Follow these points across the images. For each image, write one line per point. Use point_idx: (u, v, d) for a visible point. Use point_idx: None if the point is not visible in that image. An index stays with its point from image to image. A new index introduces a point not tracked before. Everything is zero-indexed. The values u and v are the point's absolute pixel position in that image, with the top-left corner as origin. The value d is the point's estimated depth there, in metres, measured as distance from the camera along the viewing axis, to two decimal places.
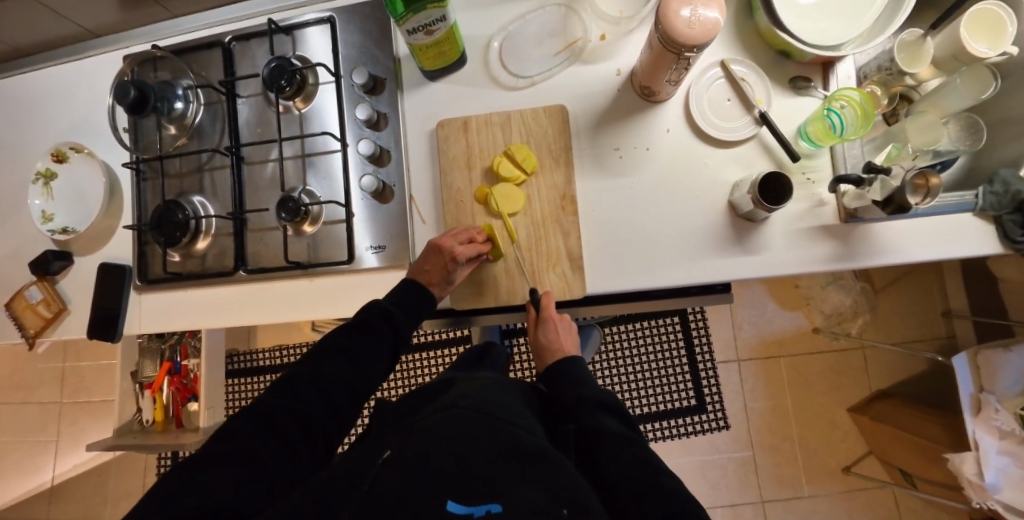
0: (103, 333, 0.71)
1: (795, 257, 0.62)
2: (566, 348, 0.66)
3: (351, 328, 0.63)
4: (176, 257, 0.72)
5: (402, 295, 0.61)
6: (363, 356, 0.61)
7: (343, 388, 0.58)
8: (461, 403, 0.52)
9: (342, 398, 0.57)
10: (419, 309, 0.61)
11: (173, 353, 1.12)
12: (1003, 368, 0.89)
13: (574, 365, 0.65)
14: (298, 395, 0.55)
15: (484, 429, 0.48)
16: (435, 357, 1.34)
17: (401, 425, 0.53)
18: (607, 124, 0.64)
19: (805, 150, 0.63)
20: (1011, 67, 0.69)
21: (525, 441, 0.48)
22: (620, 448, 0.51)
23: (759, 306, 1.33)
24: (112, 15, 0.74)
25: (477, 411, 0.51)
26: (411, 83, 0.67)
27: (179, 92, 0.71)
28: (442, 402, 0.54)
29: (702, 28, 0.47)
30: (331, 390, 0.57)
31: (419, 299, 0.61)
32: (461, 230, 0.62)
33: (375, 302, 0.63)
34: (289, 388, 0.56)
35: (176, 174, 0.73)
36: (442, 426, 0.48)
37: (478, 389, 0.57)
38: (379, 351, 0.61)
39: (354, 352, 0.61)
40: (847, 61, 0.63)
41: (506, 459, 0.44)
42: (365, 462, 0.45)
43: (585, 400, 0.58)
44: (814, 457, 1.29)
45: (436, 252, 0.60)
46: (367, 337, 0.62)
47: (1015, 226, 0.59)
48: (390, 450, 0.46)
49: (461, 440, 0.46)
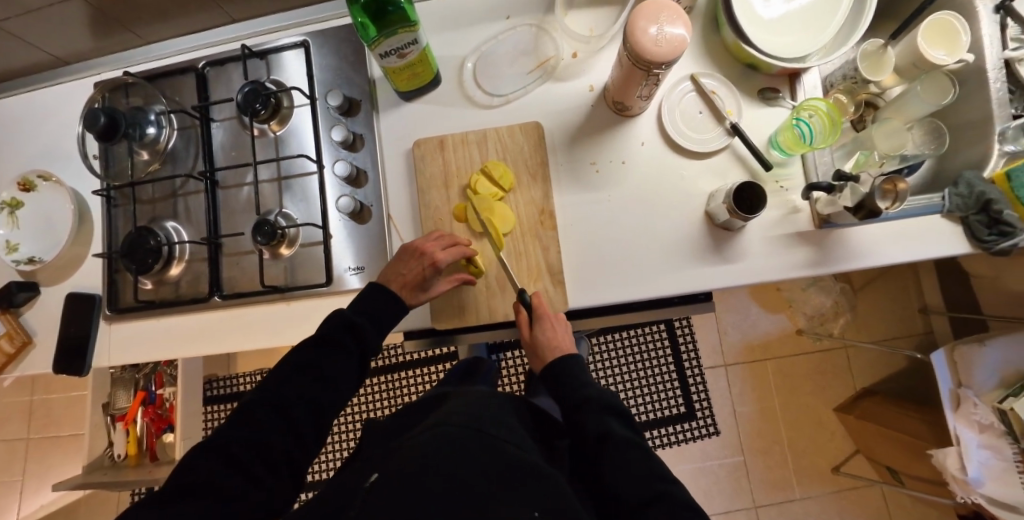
0: (69, 367, 0.69)
1: (774, 263, 0.63)
2: (567, 346, 0.62)
3: (311, 343, 0.58)
4: (148, 285, 0.70)
5: (366, 299, 0.59)
6: (322, 372, 0.56)
7: (302, 407, 0.54)
8: (450, 420, 0.50)
9: (306, 420, 0.54)
10: (388, 313, 0.59)
11: (147, 382, 1.08)
12: (977, 362, 0.92)
13: (571, 364, 0.61)
14: (252, 421, 0.52)
15: (476, 447, 0.46)
16: (421, 374, 1.36)
17: (378, 452, 0.51)
18: (583, 140, 0.64)
19: (777, 159, 0.64)
20: (966, 74, 0.71)
21: (517, 456, 0.47)
22: (637, 471, 0.50)
23: (743, 310, 1.34)
24: (84, 42, 0.73)
25: (472, 427, 0.49)
26: (385, 102, 0.67)
27: (151, 117, 0.70)
28: (431, 419, 0.52)
29: (669, 46, 0.48)
30: (296, 408, 0.54)
31: (387, 308, 0.59)
32: (444, 236, 0.61)
33: (336, 312, 0.59)
34: (241, 413, 0.53)
35: (149, 200, 0.71)
36: (431, 442, 0.45)
37: (475, 401, 0.56)
38: (348, 365, 0.58)
39: (314, 370, 0.56)
40: (813, 72, 0.65)
41: (497, 475, 0.43)
42: (351, 486, 0.44)
43: (591, 403, 0.56)
44: (804, 459, 1.30)
45: (415, 258, 0.59)
46: (324, 350, 0.57)
47: (982, 226, 0.61)
48: (377, 473, 0.44)
49: (451, 459, 0.43)
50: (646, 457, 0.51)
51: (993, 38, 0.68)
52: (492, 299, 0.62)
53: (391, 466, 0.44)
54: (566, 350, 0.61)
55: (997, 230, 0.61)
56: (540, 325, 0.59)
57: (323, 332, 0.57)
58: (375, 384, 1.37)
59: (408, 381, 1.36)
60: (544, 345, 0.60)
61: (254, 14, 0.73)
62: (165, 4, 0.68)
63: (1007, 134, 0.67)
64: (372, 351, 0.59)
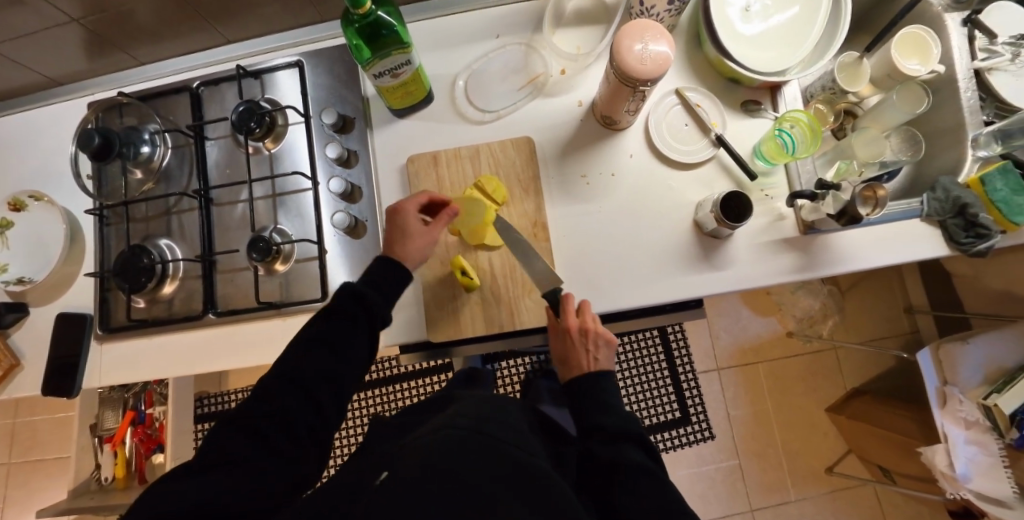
0: (58, 390, 0.68)
1: (762, 269, 0.64)
2: (590, 363, 0.59)
3: (324, 314, 0.57)
4: (141, 304, 0.70)
5: (372, 271, 0.57)
6: (335, 342, 0.55)
7: (326, 380, 0.54)
8: (459, 422, 0.50)
9: (324, 390, 0.53)
10: (390, 284, 0.57)
11: (137, 401, 1.07)
12: (961, 360, 0.94)
13: (601, 381, 0.59)
14: (284, 389, 0.53)
15: (481, 450, 0.46)
16: (416, 386, 1.36)
17: (389, 447, 0.51)
18: (573, 153, 0.66)
19: (761, 169, 0.66)
20: (939, 83, 0.74)
21: (524, 462, 0.47)
22: (653, 501, 0.49)
23: (734, 315, 1.37)
24: (77, 63, 0.74)
25: (476, 431, 0.49)
26: (380, 120, 0.68)
27: (146, 137, 0.70)
28: (435, 422, 0.52)
29: (653, 63, 0.50)
30: (315, 376, 0.53)
31: (395, 277, 0.57)
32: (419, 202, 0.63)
33: (344, 284, 0.57)
34: (270, 382, 0.53)
35: (141, 219, 0.71)
36: (433, 444, 0.46)
37: (474, 406, 0.56)
38: (355, 335, 0.56)
39: (327, 340, 0.55)
40: (793, 84, 0.67)
41: (501, 477, 0.44)
42: (360, 483, 0.43)
43: (606, 430, 0.53)
44: (799, 460, 1.31)
45: (399, 224, 0.60)
46: (336, 320, 0.56)
47: (959, 230, 0.64)
48: (387, 471, 0.43)
49: (455, 459, 0.44)
50: (661, 487, 0.50)
51: (962, 50, 0.71)
52: (487, 312, 0.62)
53: (401, 464, 0.43)
54: (589, 367, 0.59)
55: (973, 233, 0.63)
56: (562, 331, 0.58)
57: (331, 304, 0.56)
58: (370, 397, 1.36)
59: (403, 394, 1.36)
60: (567, 356, 0.60)
61: (249, 36, 0.75)
62: (161, 27, 0.69)
63: (979, 140, 0.70)
64: (382, 321, 0.56)
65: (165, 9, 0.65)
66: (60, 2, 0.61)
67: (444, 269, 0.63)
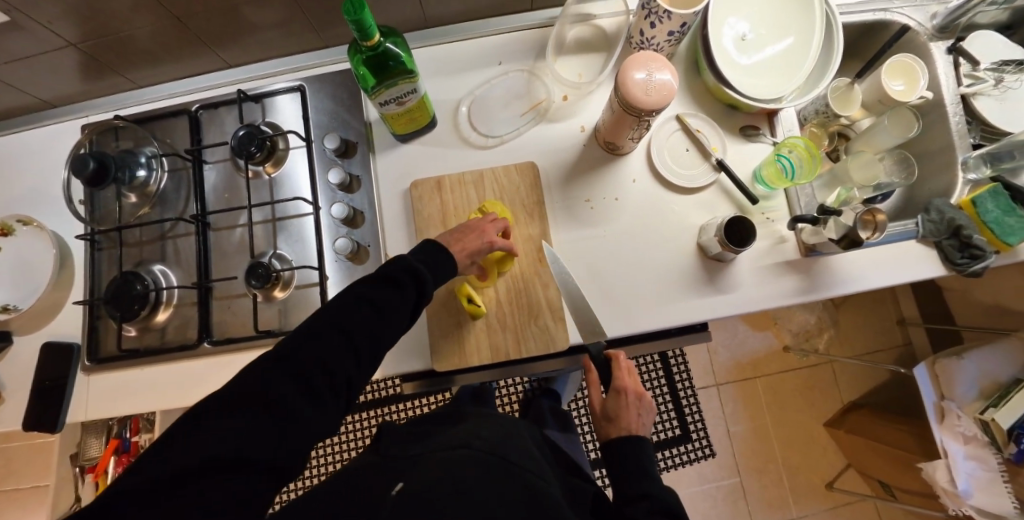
0: (44, 423, 0.65)
1: (765, 291, 0.65)
2: (634, 427, 0.62)
3: (373, 278, 0.53)
4: (132, 332, 0.67)
5: (423, 253, 0.57)
6: (383, 303, 0.51)
7: (371, 345, 0.49)
8: (475, 444, 0.50)
9: (365, 352, 0.49)
10: (441, 268, 0.56)
11: (122, 429, 1.03)
12: (958, 374, 0.95)
13: (640, 448, 0.60)
14: (320, 337, 0.47)
15: (497, 475, 0.46)
16: (411, 407, 1.34)
17: (405, 456, 0.50)
18: (576, 177, 0.66)
19: (761, 193, 0.67)
20: (928, 107, 0.76)
21: (540, 491, 0.47)
22: None
23: (731, 330, 1.37)
24: (72, 86, 0.72)
25: (492, 453, 0.49)
26: (382, 145, 0.68)
27: (142, 160, 0.69)
28: (450, 439, 0.52)
29: (657, 94, 0.51)
30: (359, 332, 0.49)
31: (443, 261, 0.56)
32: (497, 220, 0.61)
33: (397, 257, 0.54)
34: (310, 328, 0.48)
35: (135, 243, 0.69)
36: (446, 463, 0.46)
37: (487, 428, 0.55)
38: (403, 308, 0.52)
39: (373, 299, 0.51)
40: (788, 110, 0.69)
41: (516, 503, 0.43)
42: (377, 492, 0.43)
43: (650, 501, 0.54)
44: (799, 476, 1.31)
45: (472, 230, 0.60)
46: (387, 286, 0.52)
47: (954, 250, 0.65)
48: (402, 481, 0.44)
49: (479, 483, 0.44)
50: None
51: (948, 77, 0.74)
52: (493, 339, 0.61)
53: (418, 475, 0.44)
54: (632, 430, 0.62)
55: (967, 253, 0.65)
56: (613, 390, 0.62)
57: (384, 270, 0.53)
58: (363, 419, 1.33)
59: (396, 415, 1.33)
60: (610, 417, 0.63)
61: (250, 60, 0.74)
62: (161, 51, 0.68)
63: (969, 163, 0.72)
64: (426, 301, 0.54)
65: (165, 33, 0.64)
66: (59, 27, 0.60)
67: (449, 294, 0.62)
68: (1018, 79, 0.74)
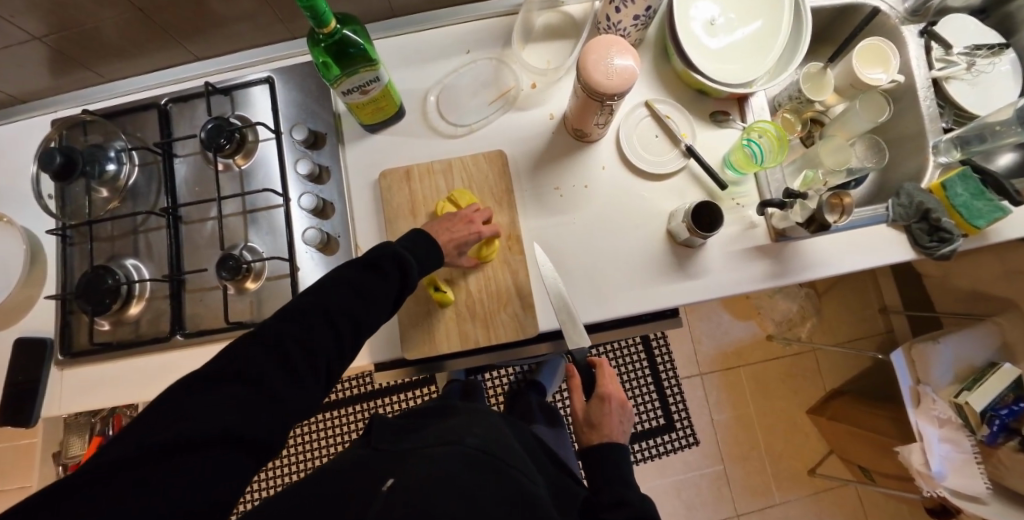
0: (18, 418, 0.65)
1: (735, 277, 0.65)
2: (615, 434, 0.67)
3: (357, 264, 0.52)
4: (105, 326, 0.67)
5: (412, 241, 0.56)
6: (368, 291, 0.50)
7: (350, 330, 0.48)
8: (467, 440, 0.50)
9: (346, 335, 0.48)
10: (429, 255, 0.56)
11: (104, 426, 1.05)
12: (934, 359, 0.96)
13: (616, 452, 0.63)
14: (298, 319, 0.46)
15: (489, 473, 0.47)
16: (399, 400, 1.35)
17: (393, 450, 0.50)
18: (546, 166, 0.66)
19: (731, 178, 0.67)
20: (900, 92, 0.77)
21: (530, 489, 0.47)
22: None
23: (715, 318, 1.38)
24: (40, 81, 0.72)
25: (487, 452, 0.49)
26: (352, 135, 0.68)
27: (112, 154, 0.68)
28: (441, 437, 0.51)
29: (619, 78, 0.51)
30: (339, 318, 0.48)
31: (431, 249, 0.56)
32: (482, 210, 0.62)
33: (383, 244, 0.54)
34: (290, 310, 0.47)
35: (107, 238, 0.69)
36: (450, 461, 0.46)
37: (479, 424, 0.55)
38: (388, 292, 0.51)
39: (356, 284, 0.50)
40: (759, 94, 0.69)
41: (509, 501, 0.44)
42: (366, 489, 0.42)
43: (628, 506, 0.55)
44: (782, 463, 1.32)
45: (461, 218, 0.60)
46: (372, 273, 0.52)
47: (924, 234, 0.65)
48: (394, 477, 0.43)
49: (472, 480, 0.44)
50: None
51: (919, 60, 0.74)
52: (462, 327, 0.61)
53: (410, 475, 0.43)
54: (613, 437, 0.66)
55: (937, 237, 0.65)
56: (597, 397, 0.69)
57: (369, 256, 0.52)
58: (350, 413, 1.34)
59: (386, 409, 1.34)
60: (592, 421, 0.68)
61: (219, 53, 0.74)
62: (128, 44, 0.67)
63: (939, 147, 0.72)
64: (411, 292, 0.54)
65: (130, 26, 0.64)
66: (20, 19, 0.59)
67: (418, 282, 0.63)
68: (991, 62, 0.74)
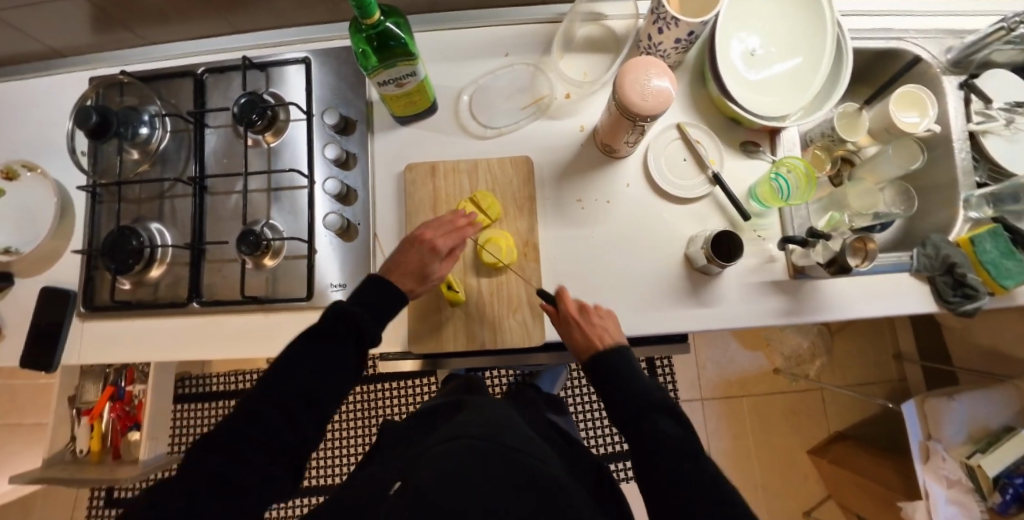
0: (39, 362, 0.67)
1: (750, 310, 0.64)
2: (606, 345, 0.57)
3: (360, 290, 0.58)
4: (126, 285, 0.68)
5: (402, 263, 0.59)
6: (369, 311, 0.55)
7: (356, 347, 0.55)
8: (471, 433, 0.49)
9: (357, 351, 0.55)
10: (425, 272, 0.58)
11: (117, 377, 1.01)
12: (947, 416, 0.93)
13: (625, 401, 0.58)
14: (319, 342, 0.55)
15: (492, 455, 0.46)
16: (399, 388, 1.35)
17: (406, 455, 0.50)
18: (571, 178, 0.66)
19: (755, 210, 0.67)
20: (935, 141, 0.75)
21: (537, 467, 0.47)
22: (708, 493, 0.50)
23: (722, 346, 1.36)
24: (81, 37, 0.74)
25: (491, 441, 0.48)
26: (382, 125, 0.69)
27: (145, 118, 0.70)
28: (446, 432, 0.51)
29: (655, 100, 0.50)
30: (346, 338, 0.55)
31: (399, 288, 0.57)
32: (446, 218, 0.60)
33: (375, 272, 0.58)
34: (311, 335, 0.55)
35: (134, 200, 0.71)
36: (450, 457, 0.45)
37: (484, 415, 0.55)
38: (384, 309, 0.56)
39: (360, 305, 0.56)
40: (791, 129, 0.68)
41: (515, 479, 0.44)
42: (374, 498, 0.43)
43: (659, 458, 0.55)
44: (779, 499, 1.30)
45: (417, 244, 0.59)
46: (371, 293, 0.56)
47: (948, 287, 0.64)
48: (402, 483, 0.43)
49: (479, 473, 0.43)
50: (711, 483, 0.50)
51: (958, 112, 0.73)
52: (470, 328, 0.62)
53: (416, 478, 0.43)
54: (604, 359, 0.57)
55: (960, 292, 0.63)
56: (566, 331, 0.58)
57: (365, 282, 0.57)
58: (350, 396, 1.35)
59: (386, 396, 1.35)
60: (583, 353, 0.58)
61: (258, 28, 0.75)
62: (170, 10, 0.69)
63: (970, 202, 0.71)
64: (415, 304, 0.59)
65: None
66: None
67: None
68: None
